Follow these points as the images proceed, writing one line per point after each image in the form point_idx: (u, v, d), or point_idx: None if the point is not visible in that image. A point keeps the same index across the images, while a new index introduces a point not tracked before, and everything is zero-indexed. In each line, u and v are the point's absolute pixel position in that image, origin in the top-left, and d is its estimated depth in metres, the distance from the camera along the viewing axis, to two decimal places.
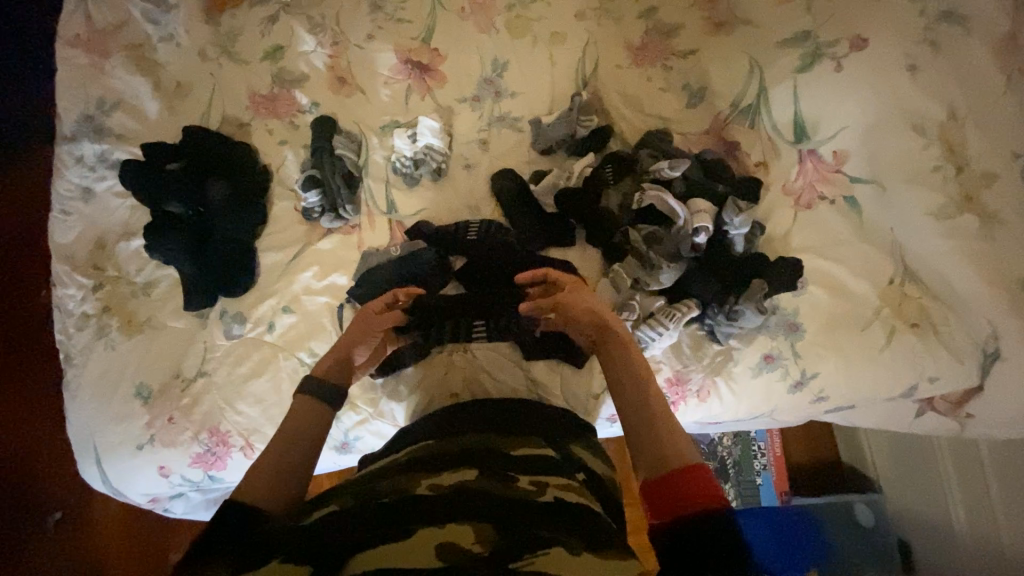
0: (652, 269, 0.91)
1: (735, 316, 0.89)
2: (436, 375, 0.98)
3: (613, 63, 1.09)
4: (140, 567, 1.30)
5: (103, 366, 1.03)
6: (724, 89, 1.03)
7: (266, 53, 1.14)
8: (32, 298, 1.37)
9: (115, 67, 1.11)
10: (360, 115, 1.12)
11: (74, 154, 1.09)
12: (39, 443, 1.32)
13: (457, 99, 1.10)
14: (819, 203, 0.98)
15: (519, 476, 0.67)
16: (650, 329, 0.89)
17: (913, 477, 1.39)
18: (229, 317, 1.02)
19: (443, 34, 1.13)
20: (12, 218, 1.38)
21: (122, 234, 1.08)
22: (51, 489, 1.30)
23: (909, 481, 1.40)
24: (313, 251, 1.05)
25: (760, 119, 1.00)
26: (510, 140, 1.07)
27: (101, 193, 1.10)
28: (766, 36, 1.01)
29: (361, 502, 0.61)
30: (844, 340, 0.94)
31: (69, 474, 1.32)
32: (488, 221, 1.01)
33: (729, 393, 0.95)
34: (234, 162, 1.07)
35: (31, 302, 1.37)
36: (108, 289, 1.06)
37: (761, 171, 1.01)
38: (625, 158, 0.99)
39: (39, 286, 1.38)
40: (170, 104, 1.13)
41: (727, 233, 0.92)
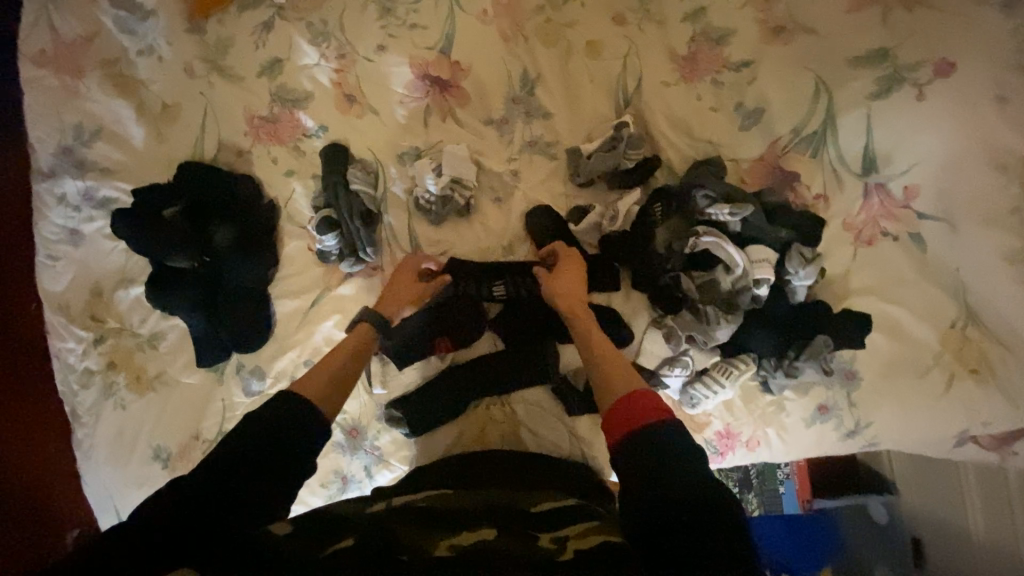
0: (708, 324, 0.84)
1: (794, 373, 0.84)
2: (475, 432, 0.93)
3: (658, 79, 0.97)
4: None
5: (116, 427, 0.96)
6: (784, 111, 0.92)
7: (263, 68, 1.00)
8: None
9: (91, 88, 0.98)
10: (374, 140, 1.00)
11: (55, 191, 0.97)
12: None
13: (483, 122, 0.99)
14: (881, 240, 0.91)
15: (540, 535, 0.59)
16: (704, 388, 0.85)
17: None
18: (246, 372, 0.95)
19: (465, 42, 0.99)
20: None
21: (120, 281, 0.99)
22: None
23: None
24: (333, 297, 0.96)
25: (824, 149, 0.91)
26: (544, 169, 0.97)
27: (90, 235, 0.98)
28: (835, 49, 0.89)
29: (376, 551, 0.52)
30: (901, 386, 0.91)
31: None
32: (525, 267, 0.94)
33: (779, 443, 0.92)
34: (239, 201, 0.96)
35: None
36: (111, 342, 0.98)
37: (821, 204, 0.92)
38: (674, 195, 0.89)
39: None
40: (157, 129, 1.00)
41: (789, 282, 0.85)
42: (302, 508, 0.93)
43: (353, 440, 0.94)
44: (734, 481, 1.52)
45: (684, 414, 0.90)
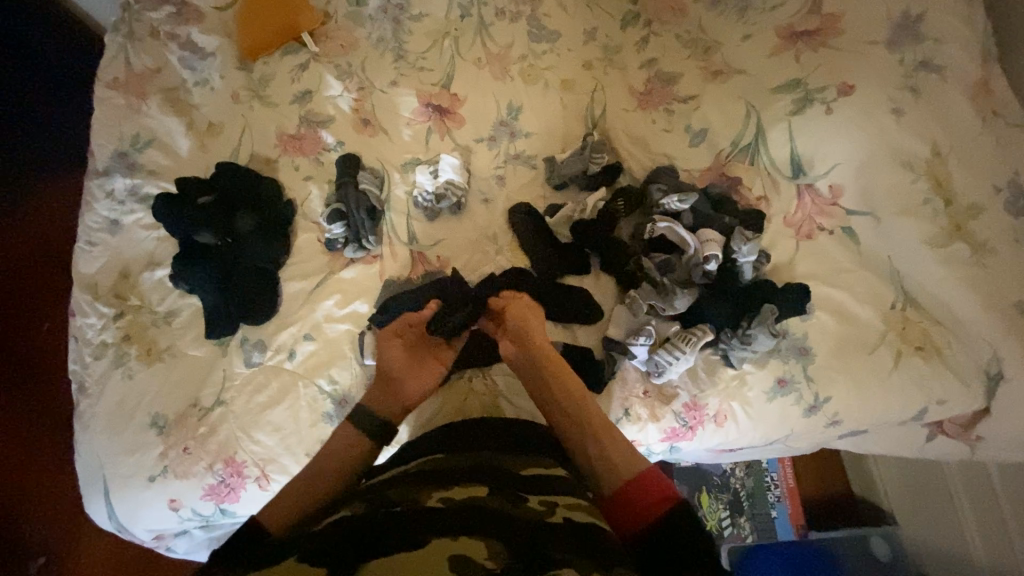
0: (667, 296, 0.96)
1: (748, 340, 0.93)
2: (457, 402, 0.98)
3: (619, 107, 1.18)
4: None
5: (119, 396, 1.02)
6: (726, 130, 1.10)
7: (296, 97, 1.22)
8: (44, 317, 1.48)
9: (152, 107, 1.19)
10: (383, 152, 1.18)
11: (106, 187, 1.14)
12: (35, 495, 1.34)
13: (474, 139, 1.18)
14: (819, 234, 1.04)
15: (529, 497, 0.69)
16: (667, 353, 0.93)
17: (927, 511, 1.32)
18: (249, 345, 1.03)
19: (463, 80, 1.22)
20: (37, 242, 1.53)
21: (147, 264, 1.11)
22: (37, 532, 1.31)
23: (924, 516, 1.33)
24: (336, 280, 1.07)
25: (759, 157, 1.08)
26: (525, 176, 1.14)
27: (128, 224, 1.13)
28: (760, 83, 1.10)
29: (371, 510, 0.64)
30: (854, 363, 0.96)
31: (77, 520, 1.33)
32: (439, 276, 1.05)
33: (744, 416, 0.96)
34: (263, 197, 1.12)
35: (40, 323, 1.47)
36: (129, 317, 1.07)
37: (763, 204, 1.07)
38: (635, 192, 1.05)
39: (59, 301, 1.50)
40: (200, 141, 1.19)
41: (736, 261, 0.99)
42: None
43: (341, 409, 0.99)
44: (722, 503, 1.46)
45: (652, 385, 0.96)
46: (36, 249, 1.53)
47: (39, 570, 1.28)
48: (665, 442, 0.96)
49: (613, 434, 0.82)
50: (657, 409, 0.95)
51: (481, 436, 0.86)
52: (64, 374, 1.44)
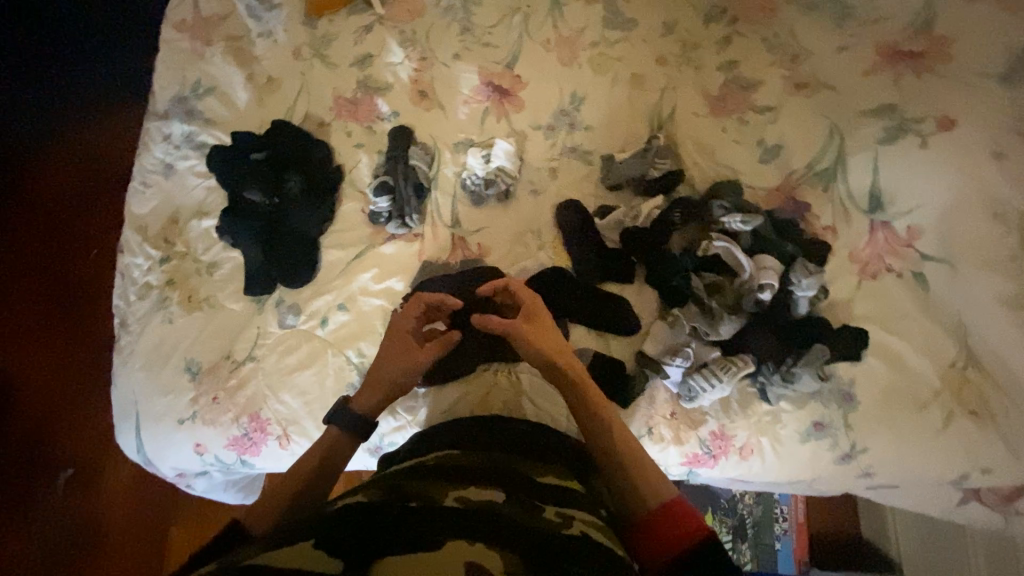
0: (713, 319, 0.91)
1: (791, 379, 0.89)
2: (479, 394, 0.98)
3: (690, 110, 1.11)
4: (132, 536, 1.36)
5: (158, 338, 1.05)
6: (802, 150, 1.03)
7: (356, 60, 1.19)
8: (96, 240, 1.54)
9: (214, 54, 1.18)
10: (436, 128, 1.15)
11: (164, 131, 1.15)
12: (68, 415, 1.42)
13: (532, 126, 1.13)
14: (885, 275, 0.97)
15: (546, 507, 0.68)
16: (703, 379, 0.89)
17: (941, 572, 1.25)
18: (284, 306, 1.05)
19: (528, 62, 1.17)
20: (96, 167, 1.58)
21: (196, 212, 1.12)
22: (64, 448, 1.40)
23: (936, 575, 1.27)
24: (375, 253, 1.07)
25: (834, 183, 1.00)
26: (580, 171, 1.09)
27: (182, 170, 1.14)
28: (847, 104, 1.02)
29: (387, 500, 0.65)
30: (898, 416, 0.91)
31: (104, 443, 1.41)
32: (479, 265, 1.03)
33: (773, 452, 0.92)
34: (313, 160, 1.11)
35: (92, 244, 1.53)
36: (175, 263, 1.10)
37: (830, 235, 0.99)
38: (695, 205, 0.99)
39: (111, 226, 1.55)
40: (258, 95, 1.18)
41: (792, 293, 0.93)
42: None
43: None
44: (727, 527, 1.43)
45: (681, 408, 0.93)
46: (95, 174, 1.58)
47: (65, 482, 1.38)
48: (685, 466, 0.93)
49: (638, 455, 0.81)
50: (681, 432, 0.92)
51: (499, 436, 0.85)
52: (106, 304, 1.49)
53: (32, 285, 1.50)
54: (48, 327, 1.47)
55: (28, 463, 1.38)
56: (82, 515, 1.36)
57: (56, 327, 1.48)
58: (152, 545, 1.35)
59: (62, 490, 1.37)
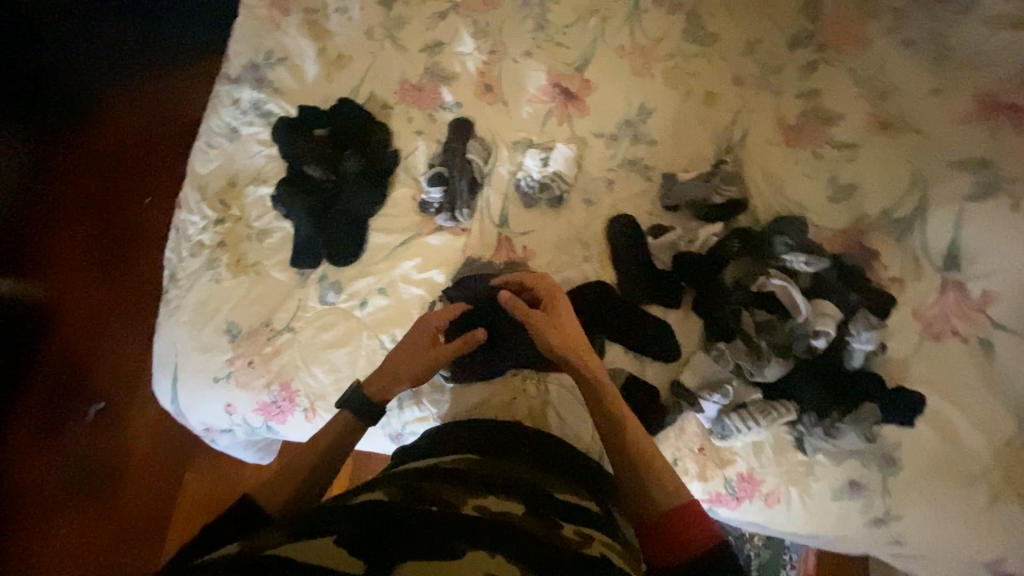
0: (759, 360, 0.88)
1: (834, 433, 0.86)
2: (505, 398, 0.96)
3: (762, 137, 1.06)
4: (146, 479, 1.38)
5: (204, 296, 1.08)
6: (878, 195, 0.97)
7: (426, 46, 1.18)
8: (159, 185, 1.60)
9: (290, 26, 1.20)
10: (497, 124, 1.14)
11: (233, 95, 1.18)
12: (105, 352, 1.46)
13: (594, 133, 1.10)
14: (949, 337, 0.90)
15: (565, 524, 0.67)
16: (739, 420, 0.86)
17: None
18: (326, 283, 1.06)
19: (599, 67, 1.14)
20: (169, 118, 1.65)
21: (254, 179, 1.14)
22: (98, 382, 1.44)
23: None
24: (421, 242, 1.07)
25: (909, 235, 0.95)
26: (637, 186, 1.06)
27: (245, 136, 1.16)
28: (933, 152, 0.96)
29: (406, 501, 0.65)
30: (939, 490, 0.85)
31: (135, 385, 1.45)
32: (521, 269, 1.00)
33: (800, 505, 0.88)
34: (373, 143, 1.12)
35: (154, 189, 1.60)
36: (228, 226, 1.12)
37: (895, 287, 0.94)
38: (755, 238, 0.95)
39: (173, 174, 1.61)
40: (327, 70, 1.19)
41: (848, 344, 0.88)
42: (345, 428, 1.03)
43: None
44: None
45: (711, 444, 0.90)
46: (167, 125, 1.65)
47: (95, 414, 1.42)
48: (705, 503, 0.90)
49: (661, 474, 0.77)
50: (707, 468, 0.89)
51: (520, 447, 0.84)
52: (156, 249, 1.55)
53: (90, 222, 1.56)
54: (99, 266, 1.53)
55: (63, 392, 1.43)
56: (107, 448, 1.40)
57: (106, 266, 1.53)
58: (167, 488, 1.38)
59: (92, 422, 1.42)
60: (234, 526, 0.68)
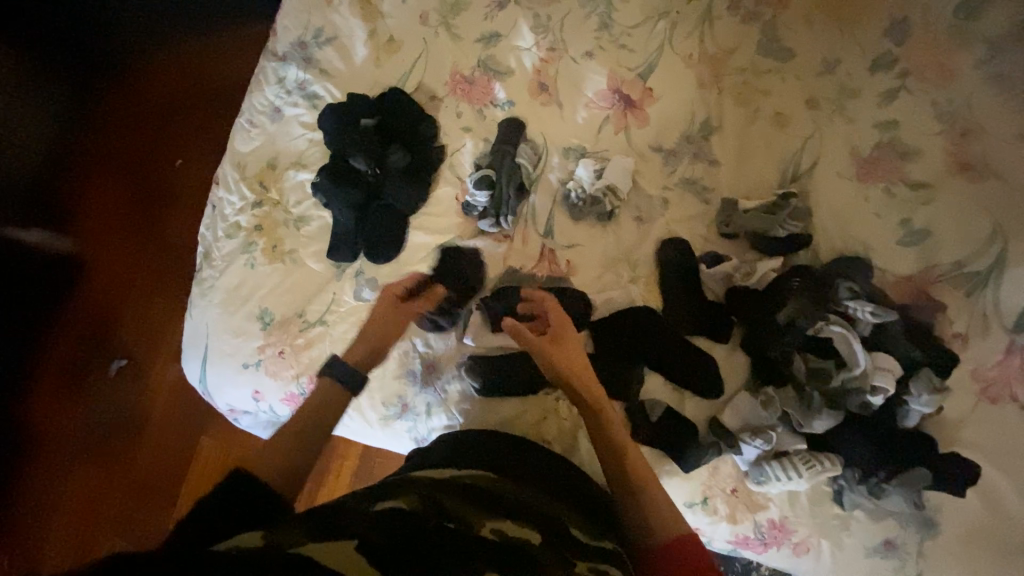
0: (808, 409, 0.85)
1: (878, 494, 0.83)
2: (536, 417, 0.94)
3: (832, 169, 1.00)
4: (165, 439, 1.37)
5: (239, 279, 1.07)
6: (955, 244, 0.91)
7: (482, 36, 1.12)
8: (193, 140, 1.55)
9: (342, 4, 1.15)
10: (550, 127, 1.08)
11: (279, 73, 1.14)
12: (131, 307, 1.44)
13: (652, 146, 1.05)
14: (1010, 404, 0.83)
15: (578, 563, 0.62)
16: (780, 468, 0.83)
17: None
18: (362, 279, 1.04)
19: (663, 75, 1.08)
20: (208, 73, 1.59)
21: (294, 163, 1.11)
22: (122, 336, 1.42)
23: None
24: (461, 246, 1.03)
25: (983, 291, 0.88)
26: (693, 208, 1.01)
27: (288, 117, 1.13)
28: None
29: (426, 511, 0.60)
30: (985, 565, 0.80)
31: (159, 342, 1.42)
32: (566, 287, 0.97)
33: (829, 560, 0.85)
34: (421, 137, 1.08)
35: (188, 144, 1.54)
36: (266, 209, 1.09)
37: (958, 343, 0.88)
38: (817, 279, 0.91)
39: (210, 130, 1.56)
40: (376, 54, 1.14)
41: (905, 402, 0.85)
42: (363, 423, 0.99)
43: (427, 374, 0.98)
44: None
45: (744, 486, 0.87)
46: (207, 80, 1.59)
47: (117, 369, 1.41)
48: (730, 544, 0.88)
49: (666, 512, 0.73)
50: (737, 511, 0.87)
51: (532, 470, 0.80)
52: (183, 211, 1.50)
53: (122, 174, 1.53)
54: (131, 219, 1.50)
55: (85, 347, 1.41)
56: (126, 406, 1.39)
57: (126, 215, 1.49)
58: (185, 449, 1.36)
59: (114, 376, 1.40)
60: (233, 514, 0.56)
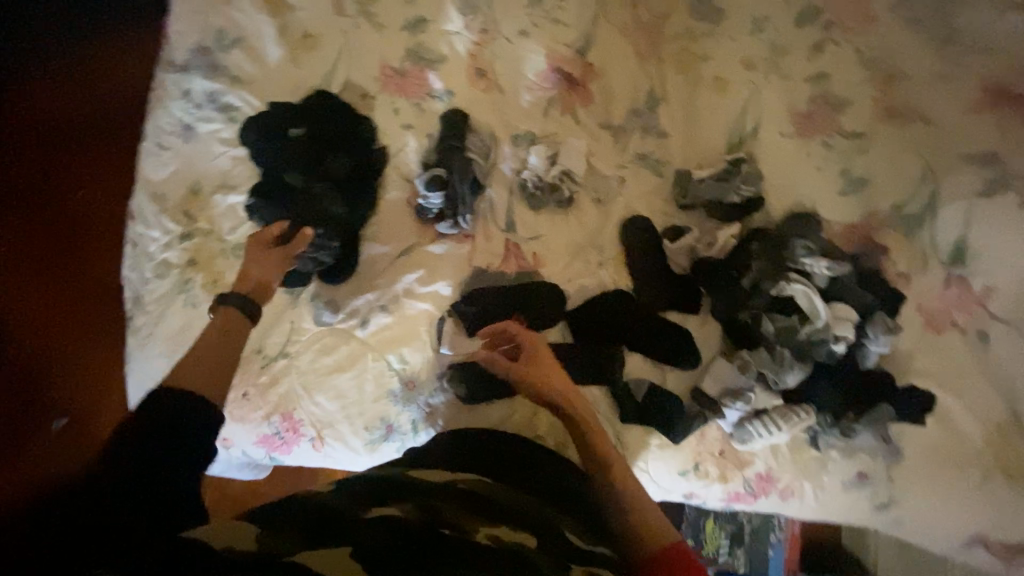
0: (780, 367, 0.89)
1: (849, 434, 0.90)
2: (525, 416, 0.93)
3: (775, 127, 1.02)
4: None
5: (181, 322, 0.96)
6: (889, 190, 0.97)
7: (407, 23, 1.04)
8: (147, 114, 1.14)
9: (244, 0, 1.04)
10: (495, 115, 1.03)
11: (183, 85, 1.01)
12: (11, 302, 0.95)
13: (601, 125, 1.03)
14: (950, 330, 0.93)
15: (574, 566, 0.57)
16: (762, 425, 0.88)
17: None
18: (321, 302, 0.96)
19: (602, 49, 1.05)
20: None
21: (220, 185, 1.00)
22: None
23: None
24: (422, 252, 0.98)
25: (918, 230, 0.96)
26: (649, 183, 1.02)
27: (203, 134, 1.00)
28: (941, 144, 0.96)
29: (422, 521, 0.56)
30: (940, 477, 0.89)
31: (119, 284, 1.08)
32: (538, 282, 0.96)
33: (812, 499, 0.91)
34: (360, 141, 1.00)
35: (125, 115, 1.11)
36: (197, 240, 0.98)
37: (901, 282, 0.95)
38: (773, 240, 0.94)
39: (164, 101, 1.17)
40: (293, 53, 1.04)
41: (863, 345, 0.92)
42: (348, 452, 0.94)
43: (408, 391, 0.94)
44: (725, 532, 1.35)
45: (731, 447, 0.91)
46: None
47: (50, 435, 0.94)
48: (724, 501, 0.93)
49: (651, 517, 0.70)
50: (727, 470, 0.91)
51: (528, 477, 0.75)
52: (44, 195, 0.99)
53: None
54: None
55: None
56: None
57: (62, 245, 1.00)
58: None
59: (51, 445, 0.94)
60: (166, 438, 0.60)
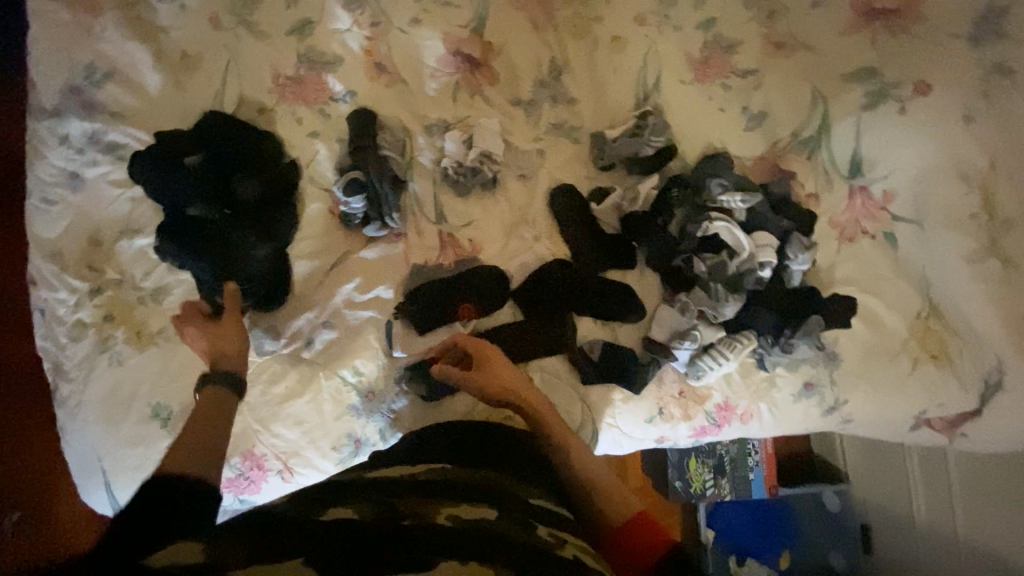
0: (717, 301, 0.93)
1: (790, 349, 0.95)
2: None
3: (674, 77, 1.05)
4: None
5: (111, 383, 0.90)
6: (787, 119, 1.03)
7: (292, 28, 1.00)
8: None
9: (106, 28, 0.95)
10: (404, 110, 1.02)
11: (58, 131, 0.93)
12: None
13: (511, 102, 1.04)
14: (861, 237, 1.01)
15: (538, 525, 0.59)
16: (711, 359, 0.92)
17: (881, 476, 1.31)
18: (259, 331, 0.92)
19: (497, 26, 1.04)
20: None
21: (123, 230, 0.93)
22: None
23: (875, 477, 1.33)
24: (356, 260, 0.96)
25: (818, 151, 1.02)
26: (567, 151, 1.04)
27: (92, 179, 0.93)
28: (826, 66, 1.01)
29: (377, 517, 0.55)
30: (877, 371, 0.96)
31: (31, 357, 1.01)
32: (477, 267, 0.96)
33: (769, 417, 0.97)
34: (267, 158, 0.96)
35: None
36: (109, 293, 0.92)
37: (813, 202, 1.02)
38: (690, 184, 0.99)
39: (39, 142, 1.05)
40: (175, 78, 0.97)
41: (788, 266, 0.98)
42: (318, 476, 0.91)
43: (369, 402, 0.92)
44: (707, 468, 1.37)
45: (688, 386, 0.96)
46: None
47: None
48: (693, 437, 0.97)
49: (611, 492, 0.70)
50: (689, 408, 0.95)
51: (490, 454, 0.74)
52: None
53: None
54: None
55: None
56: None
57: None
58: None
59: None
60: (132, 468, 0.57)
